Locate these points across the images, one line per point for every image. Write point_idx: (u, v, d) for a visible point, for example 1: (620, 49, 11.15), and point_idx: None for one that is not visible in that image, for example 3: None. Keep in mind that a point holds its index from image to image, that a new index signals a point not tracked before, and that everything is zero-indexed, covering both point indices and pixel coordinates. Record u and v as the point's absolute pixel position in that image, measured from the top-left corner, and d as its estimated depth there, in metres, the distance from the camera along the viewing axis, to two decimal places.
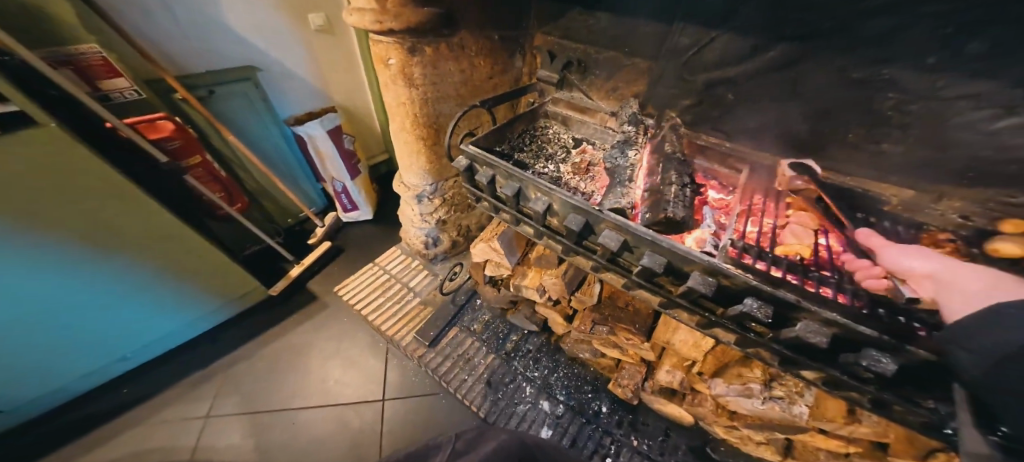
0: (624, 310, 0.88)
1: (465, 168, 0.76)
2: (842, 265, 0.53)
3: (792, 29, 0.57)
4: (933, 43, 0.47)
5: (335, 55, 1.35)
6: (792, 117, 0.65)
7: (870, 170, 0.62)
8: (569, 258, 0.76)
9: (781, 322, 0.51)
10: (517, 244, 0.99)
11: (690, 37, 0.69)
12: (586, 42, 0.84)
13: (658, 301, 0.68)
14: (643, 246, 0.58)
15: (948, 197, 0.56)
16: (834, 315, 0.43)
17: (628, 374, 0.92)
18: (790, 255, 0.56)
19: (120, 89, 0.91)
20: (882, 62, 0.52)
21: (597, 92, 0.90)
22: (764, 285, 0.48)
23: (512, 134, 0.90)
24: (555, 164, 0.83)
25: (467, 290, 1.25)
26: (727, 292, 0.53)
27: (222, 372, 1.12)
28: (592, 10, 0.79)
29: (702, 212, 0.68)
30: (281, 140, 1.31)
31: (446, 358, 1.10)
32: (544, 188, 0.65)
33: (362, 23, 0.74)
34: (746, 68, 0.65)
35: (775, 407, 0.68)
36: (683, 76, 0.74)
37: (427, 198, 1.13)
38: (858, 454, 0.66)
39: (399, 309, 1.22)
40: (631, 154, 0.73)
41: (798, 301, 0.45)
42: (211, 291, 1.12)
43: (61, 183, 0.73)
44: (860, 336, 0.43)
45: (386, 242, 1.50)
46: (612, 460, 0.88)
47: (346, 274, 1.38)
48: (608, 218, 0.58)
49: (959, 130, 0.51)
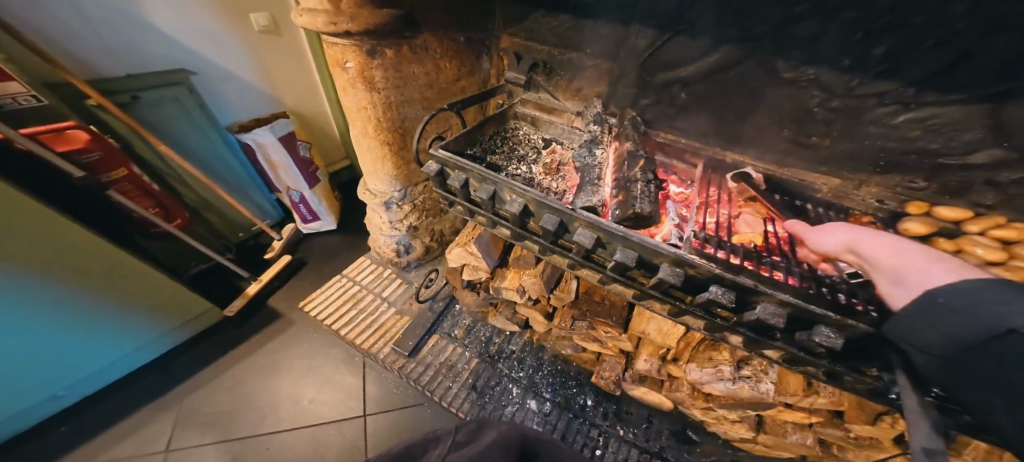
0: (601, 304, 0.92)
1: (436, 173, 0.74)
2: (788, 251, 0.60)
3: (735, 32, 0.62)
4: (848, 47, 0.53)
5: (283, 56, 1.25)
6: (738, 114, 0.71)
7: (803, 161, 0.70)
8: (546, 258, 0.77)
9: (742, 305, 0.56)
10: (494, 246, 0.99)
11: (646, 39, 0.72)
12: (550, 44, 0.86)
13: (632, 294, 0.71)
14: (615, 242, 0.60)
15: (866, 184, 0.65)
16: (787, 297, 0.49)
17: (609, 366, 0.96)
18: (745, 243, 0.62)
19: (14, 94, 0.77)
20: (809, 63, 0.58)
21: (563, 93, 0.91)
22: (726, 272, 0.52)
23: (483, 137, 0.90)
24: (527, 165, 0.84)
25: (444, 296, 1.23)
26: (694, 281, 0.57)
27: (169, 409, 1.00)
28: (553, 12, 0.80)
29: (666, 206, 0.72)
30: (223, 148, 1.19)
31: (428, 367, 1.08)
32: (518, 189, 0.65)
33: (314, 24, 0.69)
34: (696, 69, 0.70)
35: (746, 386, 0.75)
36: (641, 76, 0.78)
37: (395, 204, 1.09)
38: (818, 423, 0.75)
39: (373, 321, 1.17)
40: (598, 153, 0.75)
41: (756, 285, 0.50)
42: (150, 319, 1.00)
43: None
44: (809, 314, 0.49)
45: (352, 251, 1.42)
46: (601, 451, 0.92)
47: (310, 288, 1.29)
48: (582, 217, 0.60)
49: (871, 124, 0.59)
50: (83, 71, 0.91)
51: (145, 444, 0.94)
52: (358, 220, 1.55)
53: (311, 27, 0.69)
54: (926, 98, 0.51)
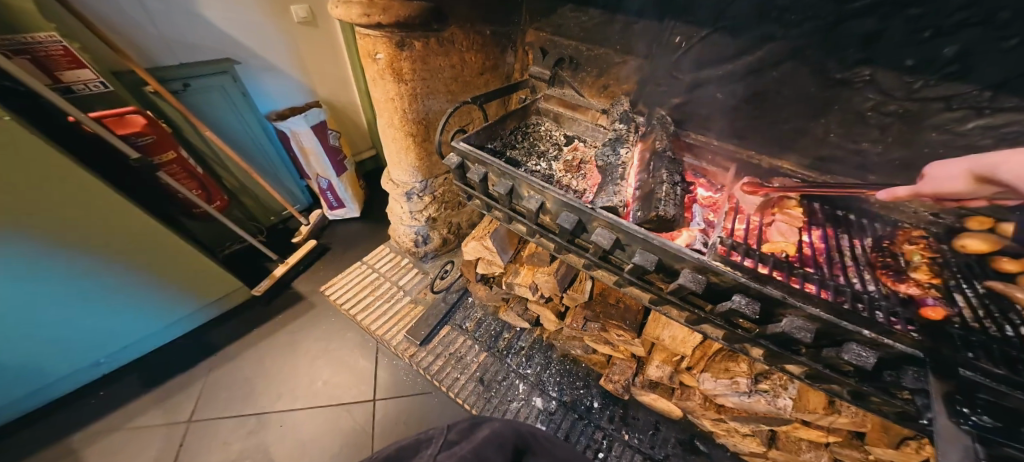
0: (616, 306, 0.90)
1: (457, 166, 0.75)
2: (823, 263, 0.56)
3: (780, 29, 0.58)
4: (910, 46, 0.49)
5: (318, 47, 1.30)
6: (778, 116, 0.67)
7: (849, 169, 0.65)
8: (561, 256, 0.77)
9: (766, 317, 0.53)
10: (509, 242, 0.99)
11: (680, 35, 0.69)
12: (578, 40, 0.84)
13: (648, 298, 0.69)
14: (634, 244, 0.59)
15: None
16: (817, 312, 0.45)
17: (619, 369, 0.95)
18: (777, 253, 0.58)
19: (84, 81, 0.84)
20: (863, 62, 0.54)
21: (589, 90, 0.90)
22: (752, 282, 0.49)
23: (505, 131, 0.89)
24: (547, 161, 0.83)
25: (458, 288, 1.25)
26: (716, 289, 0.55)
27: (203, 377, 1.08)
28: (584, 6, 0.78)
29: (691, 210, 0.69)
30: (261, 135, 1.26)
31: (438, 357, 1.10)
32: (537, 186, 0.64)
33: (348, 16, 0.71)
34: (735, 67, 0.67)
35: (762, 400, 0.71)
36: (674, 74, 0.75)
37: (416, 195, 1.11)
38: (837, 443, 0.70)
39: (390, 308, 1.21)
40: (623, 152, 0.73)
41: (784, 297, 0.47)
42: (189, 292, 1.08)
43: (21, 189, 0.68)
44: (843, 331, 0.45)
45: (374, 239, 1.47)
46: (604, 455, 0.90)
47: (334, 273, 1.35)
48: (600, 216, 0.58)
49: (931, 130, 0.53)
50: (144, 59, 0.99)
51: (181, 405, 1.02)
52: (380, 209, 1.60)
53: (346, 19, 0.71)
54: (1003, 104, 0.46)
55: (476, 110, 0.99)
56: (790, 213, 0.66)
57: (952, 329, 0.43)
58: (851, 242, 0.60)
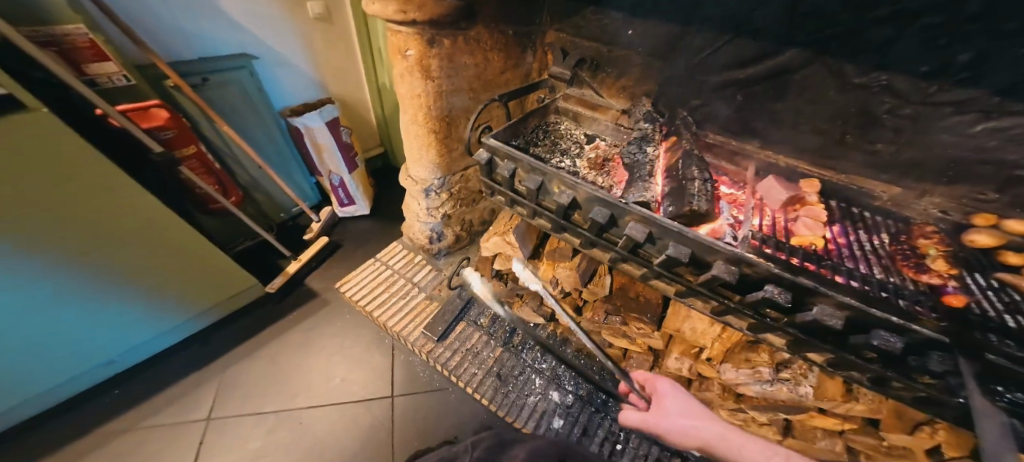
0: (635, 300, 0.92)
1: (486, 162, 0.76)
2: (846, 256, 0.59)
3: (801, 35, 0.61)
4: (926, 54, 0.52)
5: (333, 45, 1.31)
6: (796, 117, 0.70)
7: (863, 168, 0.68)
8: (586, 251, 0.79)
9: (796, 306, 0.55)
10: (530, 237, 0.99)
11: (703, 38, 0.72)
12: (599, 41, 0.87)
13: (674, 291, 0.72)
14: (667, 238, 0.61)
15: (929, 194, 0.63)
16: (849, 300, 0.48)
17: (636, 363, 0.98)
18: (805, 246, 0.60)
19: (107, 74, 0.83)
20: (880, 68, 0.57)
21: (608, 90, 0.92)
22: (786, 273, 0.52)
23: (526, 129, 0.91)
24: (571, 158, 0.85)
25: (472, 285, 1.26)
26: (748, 280, 0.57)
27: (219, 375, 1.07)
28: (607, 9, 0.81)
29: (719, 206, 0.70)
30: (275, 132, 1.25)
31: (455, 352, 1.10)
32: (570, 182, 0.66)
33: (384, 13, 0.72)
34: (756, 70, 0.69)
35: (784, 388, 0.75)
36: (695, 76, 0.78)
37: (434, 192, 1.12)
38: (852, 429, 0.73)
39: (405, 304, 1.21)
40: (649, 150, 0.75)
41: (816, 286, 0.50)
42: (200, 292, 1.05)
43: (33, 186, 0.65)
44: (874, 319, 0.48)
45: (385, 236, 1.47)
46: (621, 447, 0.94)
47: (346, 270, 1.35)
48: (634, 211, 0.60)
49: (941, 133, 0.57)
50: (162, 51, 0.97)
51: (198, 402, 1.01)
52: (390, 206, 1.60)
53: (381, 16, 0.72)
54: (1011, 109, 0.50)
55: (498, 108, 1.00)
56: (814, 206, 0.68)
57: (970, 315, 0.47)
58: (871, 237, 0.63)
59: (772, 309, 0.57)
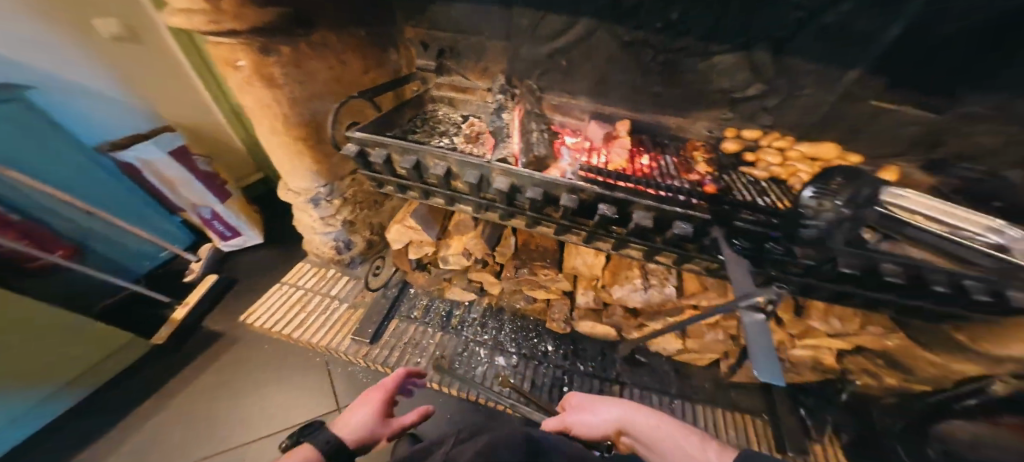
0: (536, 251, 1.10)
1: (357, 153, 0.80)
2: (648, 170, 0.80)
3: (587, 8, 0.78)
4: (659, 14, 0.73)
5: (155, 67, 1.14)
6: (605, 74, 0.89)
7: (656, 108, 0.91)
8: (481, 216, 0.88)
9: (626, 217, 0.74)
10: (433, 218, 1.07)
11: (527, 18, 0.86)
12: (451, 31, 0.95)
13: (554, 231, 0.87)
14: (525, 184, 0.74)
15: (698, 119, 0.88)
16: (648, 202, 0.67)
17: (558, 308, 1.15)
18: (617, 167, 0.80)
19: None
20: (637, 27, 0.77)
21: (472, 73, 1.02)
22: (605, 191, 0.69)
23: (401, 120, 0.96)
24: (449, 137, 0.94)
25: (397, 283, 1.28)
26: (587, 204, 0.74)
27: (109, 453, 0.92)
28: (444, 1, 0.90)
29: (562, 152, 0.84)
30: (97, 172, 1.06)
31: (394, 349, 1.13)
32: (439, 154, 0.74)
33: (191, 25, 0.67)
34: (568, 39, 0.86)
35: (655, 292, 0.96)
36: (533, 50, 0.92)
37: (323, 200, 1.10)
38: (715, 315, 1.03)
39: (326, 319, 1.18)
40: (505, 117, 0.87)
41: (624, 196, 0.68)
42: (42, 374, 0.88)
43: None
44: (671, 212, 0.68)
45: (289, 259, 1.39)
46: (567, 388, 1.09)
47: (251, 301, 1.24)
48: (495, 166, 0.71)
49: (686, 71, 0.80)
50: None
51: None
52: (287, 229, 1.49)
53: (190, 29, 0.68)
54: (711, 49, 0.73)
55: (365, 104, 1.03)
56: (626, 138, 0.88)
57: (724, 197, 0.69)
58: (670, 157, 0.86)
59: (614, 224, 0.76)
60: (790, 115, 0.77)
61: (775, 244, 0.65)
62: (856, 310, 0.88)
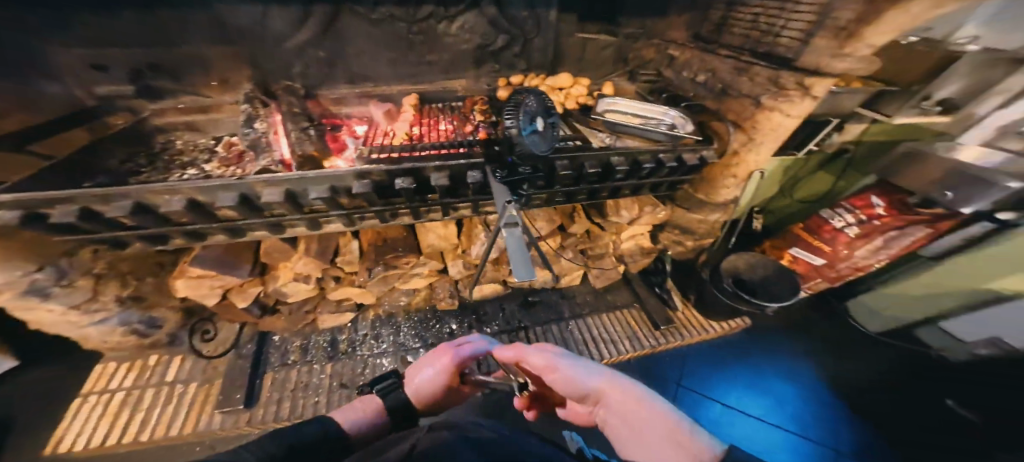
0: (386, 245, 1.05)
1: (23, 218, 0.55)
2: (426, 135, 0.87)
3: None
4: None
5: None
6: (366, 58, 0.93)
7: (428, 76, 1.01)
8: (287, 233, 0.80)
9: (427, 183, 0.78)
10: (237, 254, 0.95)
11: (244, 17, 0.79)
12: (146, 49, 0.78)
13: (378, 220, 0.86)
14: (304, 186, 0.68)
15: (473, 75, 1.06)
16: (433, 165, 0.72)
17: (439, 287, 1.20)
18: (398, 140, 0.84)
19: None
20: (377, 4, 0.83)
21: (211, 89, 0.89)
22: (386, 167, 0.70)
23: (118, 160, 0.77)
24: (195, 167, 0.79)
25: (250, 338, 1.10)
26: (384, 184, 0.74)
27: None
28: (104, 11, 0.71)
29: (339, 141, 0.88)
30: None
31: (280, 400, 0.99)
32: (166, 187, 0.61)
33: None
34: (310, 29, 0.84)
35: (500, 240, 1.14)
36: (272, 49, 0.86)
37: (56, 287, 0.79)
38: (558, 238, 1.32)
39: (176, 407, 0.96)
40: (258, 126, 0.78)
41: (406, 167, 0.71)
42: None
43: None
44: (456, 167, 0.75)
45: (76, 370, 1.03)
46: None
47: (31, 443, 0.89)
48: (253, 179, 0.63)
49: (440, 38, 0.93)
50: None
51: None
52: (48, 339, 1.07)
53: None
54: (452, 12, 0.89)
55: (39, 157, 0.74)
56: (405, 111, 0.96)
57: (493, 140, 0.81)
58: (445, 121, 0.95)
59: (423, 193, 0.80)
60: (541, 57, 1.08)
61: (521, 166, 0.73)
62: (636, 202, 1.23)
